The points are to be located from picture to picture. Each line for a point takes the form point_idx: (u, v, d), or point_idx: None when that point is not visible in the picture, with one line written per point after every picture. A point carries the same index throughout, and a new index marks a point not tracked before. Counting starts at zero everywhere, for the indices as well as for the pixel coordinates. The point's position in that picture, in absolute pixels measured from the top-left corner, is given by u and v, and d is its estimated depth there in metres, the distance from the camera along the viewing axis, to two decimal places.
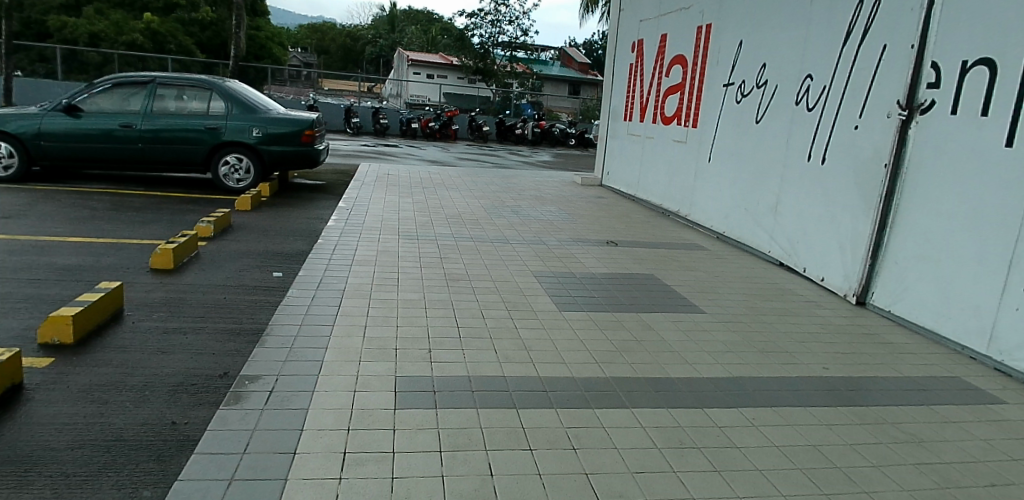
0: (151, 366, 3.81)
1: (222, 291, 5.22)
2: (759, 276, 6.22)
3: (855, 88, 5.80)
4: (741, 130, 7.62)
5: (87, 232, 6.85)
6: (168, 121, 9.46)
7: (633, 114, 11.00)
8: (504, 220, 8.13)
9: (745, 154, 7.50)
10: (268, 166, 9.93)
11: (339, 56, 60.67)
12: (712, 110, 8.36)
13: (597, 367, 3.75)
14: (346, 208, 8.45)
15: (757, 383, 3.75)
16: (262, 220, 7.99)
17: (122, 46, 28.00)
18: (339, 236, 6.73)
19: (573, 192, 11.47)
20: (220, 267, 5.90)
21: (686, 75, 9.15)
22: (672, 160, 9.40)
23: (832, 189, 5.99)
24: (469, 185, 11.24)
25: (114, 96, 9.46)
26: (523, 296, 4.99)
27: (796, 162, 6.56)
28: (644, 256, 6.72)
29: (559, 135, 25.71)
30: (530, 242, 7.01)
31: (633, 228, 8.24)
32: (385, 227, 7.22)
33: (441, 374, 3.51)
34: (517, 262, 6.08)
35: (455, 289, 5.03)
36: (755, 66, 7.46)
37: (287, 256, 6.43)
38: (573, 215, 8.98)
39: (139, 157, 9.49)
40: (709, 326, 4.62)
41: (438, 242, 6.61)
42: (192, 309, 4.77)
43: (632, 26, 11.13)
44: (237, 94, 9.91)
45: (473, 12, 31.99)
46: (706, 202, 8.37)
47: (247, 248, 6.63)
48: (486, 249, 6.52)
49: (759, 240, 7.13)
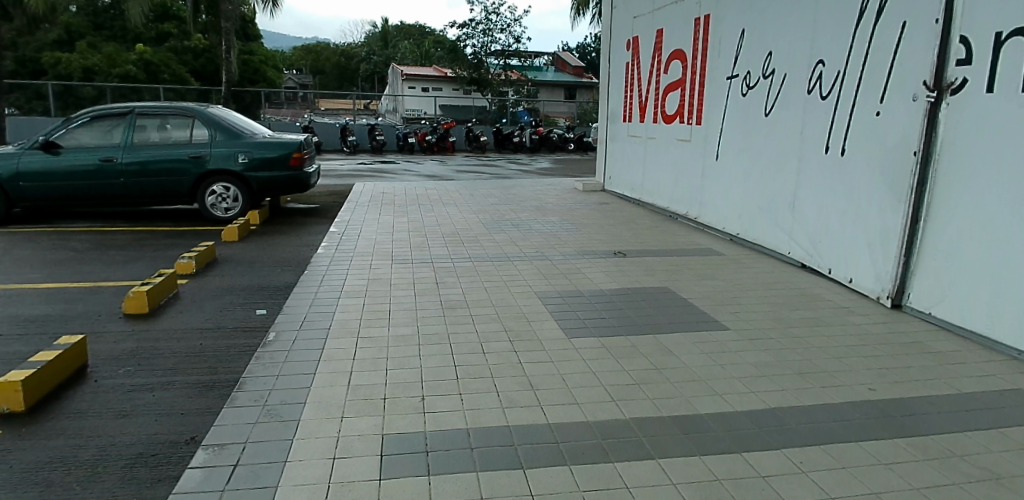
0: (110, 435, 3.36)
1: (198, 335, 4.78)
2: (781, 282, 5.74)
3: (874, 72, 5.35)
4: (750, 124, 7.17)
5: (63, 276, 6.43)
6: (150, 152, 9.07)
7: (632, 115, 10.55)
8: (505, 235, 7.69)
9: (756, 150, 7.04)
10: (257, 193, 9.53)
11: (334, 76, 60.50)
12: (716, 105, 7.91)
13: (613, 406, 3.29)
14: (338, 232, 8.03)
15: (798, 416, 3.27)
16: (249, 251, 7.57)
17: (116, 78, 27.79)
18: (328, 264, 6.30)
19: (576, 199, 11.01)
20: (199, 307, 5.47)
21: (686, 70, 8.71)
22: (677, 160, 8.95)
23: (855, 182, 5.53)
24: (467, 199, 10.81)
25: (93, 129, 9.07)
26: (527, 323, 4.52)
27: (813, 155, 6.10)
28: (656, 266, 6.24)
29: (558, 141, 25.36)
30: (532, 258, 6.56)
31: (641, 235, 7.77)
32: (377, 252, 6.78)
33: (436, 428, 3.05)
34: (519, 282, 5.62)
35: (452, 319, 4.58)
36: (760, 56, 7.02)
37: (272, 290, 6.00)
38: (578, 224, 8.52)
39: (122, 192, 9.11)
40: (734, 345, 4.15)
41: (433, 265, 6.18)
42: (163, 360, 4.33)
43: (626, 23, 10.69)
44: (220, 119, 9.50)
45: (464, 22, 31.71)
46: (716, 202, 7.91)
47: (231, 283, 6.20)
48: (486, 269, 6.07)
49: (778, 241, 6.65)
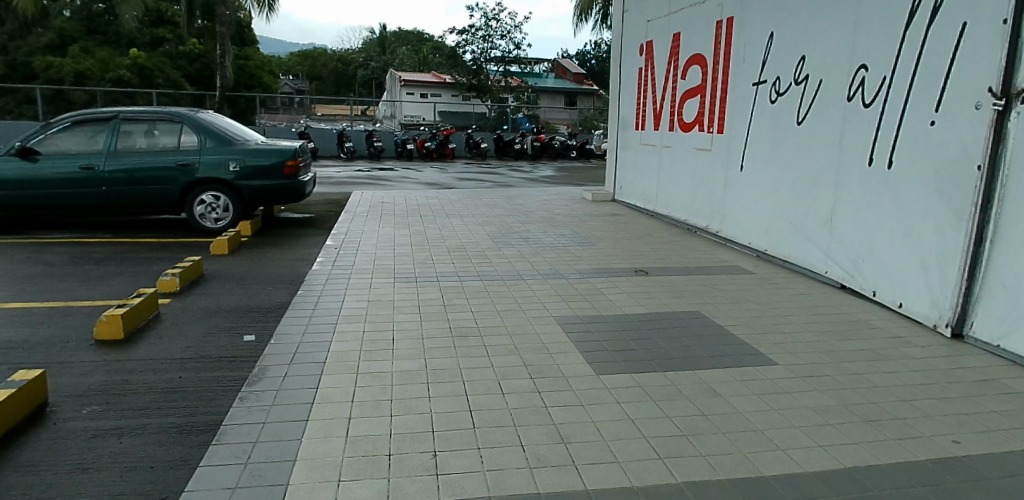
0: (61, 497, 2.81)
1: (177, 366, 4.24)
2: (822, 307, 5.24)
3: (928, 79, 4.90)
4: (779, 133, 6.73)
5: (34, 294, 5.88)
6: (135, 159, 8.56)
7: (645, 122, 10.07)
8: (514, 250, 7.19)
9: (787, 162, 6.61)
10: (249, 203, 9.00)
11: (332, 82, 60.00)
12: (740, 113, 7.45)
13: (662, 465, 2.77)
14: (335, 246, 7.51)
15: (882, 478, 2.75)
16: (238, 266, 7.04)
17: (109, 83, 27.18)
18: (324, 282, 5.77)
19: (585, 210, 10.51)
20: (180, 332, 4.93)
21: (706, 76, 8.25)
22: (695, 171, 8.50)
23: (905, 197, 5.09)
24: (471, 210, 10.30)
25: (76, 134, 8.56)
26: (550, 356, 3.99)
27: (854, 168, 5.68)
28: (683, 287, 5.73)
29: (560, 148, 24.92)
30: (546, 277, 6.05)
31: (660, 251, 7.26)
32: (377, 269, 6.25)
33: (453, 495, 2.53)
34: (535, 305, 5.09)
35: (464, 351, 4.05)
36: (791, 60, 6.56)
37: (263, 311, 5.47)
38: (591, 238, 8.01)
39: (106, 201, 8.58)
40: (788, 385, 3.64)
41: (439, 284, 5.66)
42: (134, 397, 3.79)
43: (639, 26, 10.23)
44: (211, 125, 8.99)
45: (464, 28, 31.26)
46: (740, 216, 7.48)
47: (217, 303, 5.67)
48: (497, 289, 5.54)
49: (814, 258, 6.24)
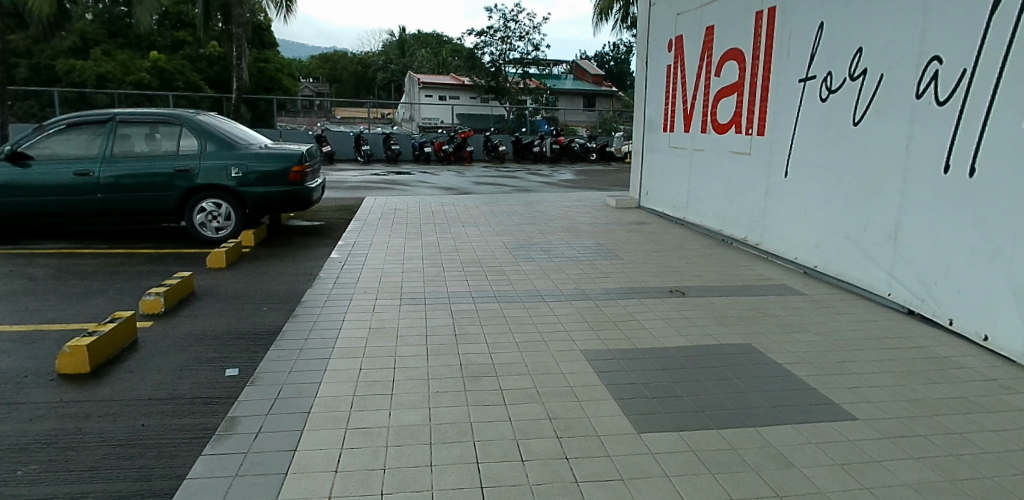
0: None
1: (142, 411, 3.64)
2: (893, 339, 4.52)
3: (1020, 72, 4.15)
4: (831, 135, 6.00)
5: (5, 315, 5.32)
6: (132, 165, 8.03)
7: (675, 124, 9.36)
8: (534, 264, 6.55)
9: (841, 168, 5.88)
10: (253, 211, 8.44)
11: (351, 84, 59.79)
12: (785, 113, 6.72)
13: None
14: (341, 259, 6.92)
15: None
16: (235, 282, 6.47)
17: (131, 86, 26.97)
18: (322, 304, 5.16)
19: (609, 217, 9.81)
20: (156, 364, 4.34)
21: (744, 72, 7.53)
22: (731, 176, 7.77)
23: (991, 212, 4.35)
24: (488, 218, 9.67)
25: (70, 138, 8.05)
26: (578, 405, 3.33)
27: (924, 176, 4.95)
28: (728, 313, 5.02)
29: (580, 151, 24.26)
30: (571, 298, 5.39)
31: (697, 267, 6.54)
32: (383, 287, 5.64)
33: None
34: (558, 335, 4.42)
35: (475, 398, 3.41)
36: (846, 53, 5.83)
37: (253, 337, 4.87)
38: (619, 250, 7.31)
39: (101, 209, 8.06)
40: (877, 452, 2.99)
41: (450, 308, 5.03)
42: (84, 453, 3.19)
43: (667, 21, 9.52)
44: (213, 128, 8.43)
45: (483, 30, 30.75)
46: (785, 227, 6.76)
47: (204, 328, 5.08)
48: (515, 314, 4.88)
49: (873, 277, 5.51)
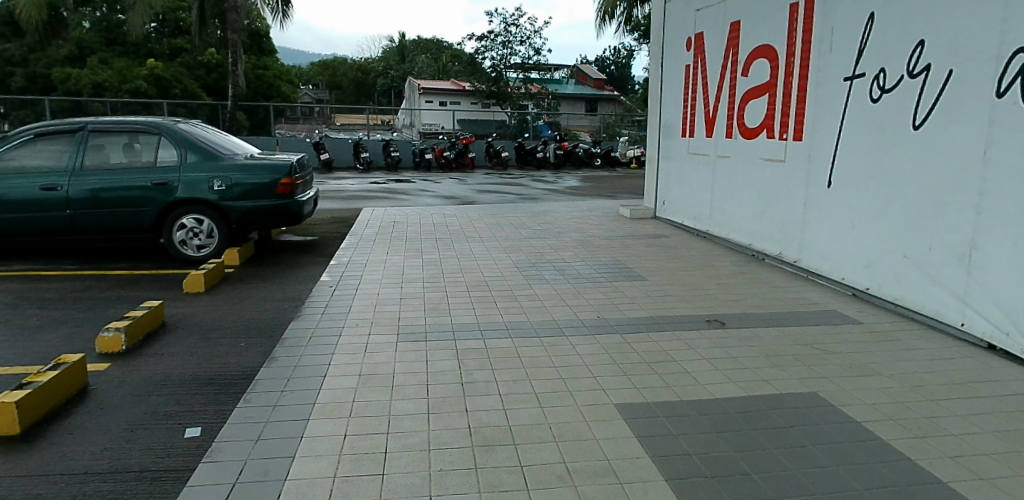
0: None
1: (71, 492, 2.92)
2: (983, 384, 3.78)
3: None
4: (886, 140, 5.29)
5: None
6: (105, 177, 7.34)
7: (695, 129, 8.66)
8: (548, 288, 5.83)
9: (897, 179, 5.18)
10: (237, 227, 7.71)
11: (351, 90, 59.18)
12: (828, 115, 6.01)
13: None
14: (331, 282, 6.19)
15: None
16: (212, 310, 5.76)
17: (126, 93, 26.26)
18: (306, 342, 4.43)
19: (625, 229, 9.09)
20: (103, 422, 3.62)
21: (777, 71, 6.83)
22: (763, 185, 7.06)
23: None
24: (494, 231, 8.95)
25: (37, 149, 7.36)
26: (620, 490, 2.61)
27: (1007, 187, 4.24)
28: (781, 350, 4.29)
29: (584, 156, 23.56)
30: (594, 330, 4.66)
31: (732, 290, 5.82)
32: (377, 319, 4.92)
33: None
34: (584, 381, 3.70)
35: (489, 480, 2.68)
36: (903, 47, 5.13)
37: (224, 382, 4.15)
38: (641, 269, 6.59)
39: (70, 226, 7.37)
40: None
41: (454, 345, 4.31)
42: None
43: (685, 18, 8.83)
44: (194, 137, 7.73)
45: (483, 35, 30.17)
46: (827, 243, 6.06)
47: (169, 371, 4.36)
48: (531, 353, 4.15)
49: (940, 304, 4.80)
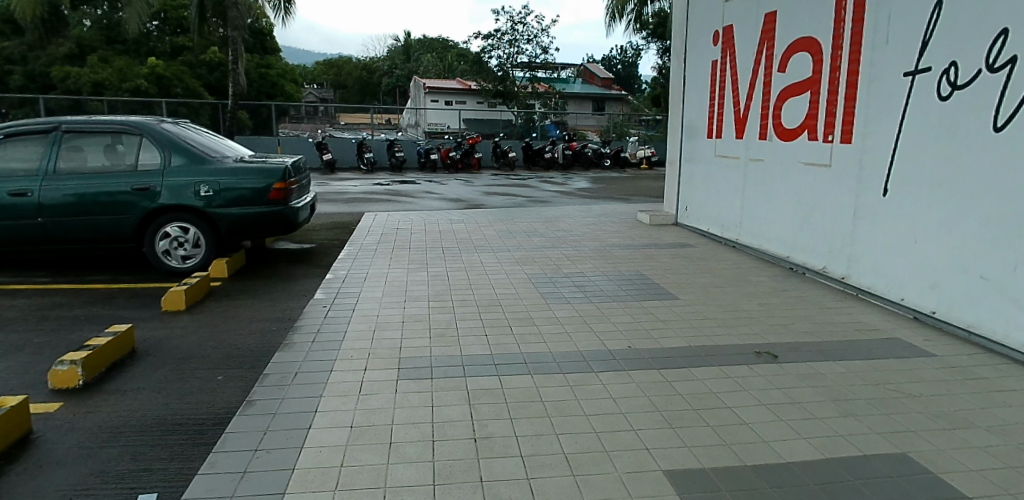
0: None
1: None
2: None
3: None
4: (957, 142, 4.62)
5: None
6: (80, 182, 6.72)
7: (722, 129, 7.99)
8: (568, 309, 5.17)
9: (970, 187, 4.51)
10: (226, 236, 7.08)
11: (357, 90, 58.61)
12: (883, 115, 5.33)
13: None
14: (326, 300, 5.55)
15: None
16: (190, 333, 5.13)
17: (126, 93, 25.62)
18: (292, 379, 3.79)
19: (646, 237, 8.43)
20: (38, 486, 2.99)
21: (820, 66, 6.16)
22: (803, 191, 6.39)
23: None
24: (504, 240, 8.29)
25: (8, 150, 6.74)
26: None
27: None
28: (851, 393, 3.62)
29: (593, 157, 22.87)
30: (625, 364, 4.00)
31: (777, 312, 5.14)
32: (375, 348, 4.28)
33: None
34: (622, 436, 3.06)
35: None
36: (980, 37, 4.45)
37: (192, 430, 3.50)
38: (670, 286, 5.94)
39: (44, 236, 6.75)
40: None
41: (463, 385, 3.66)
42: None
43: (712, 10, 8.16)
44: (179, 138, 7.09)
45: (489, 33, 29.49)
46: (883, 258, 5.39)
47: (129, 413, 3.72)
48: (555, 397, 3.49)
49: None
